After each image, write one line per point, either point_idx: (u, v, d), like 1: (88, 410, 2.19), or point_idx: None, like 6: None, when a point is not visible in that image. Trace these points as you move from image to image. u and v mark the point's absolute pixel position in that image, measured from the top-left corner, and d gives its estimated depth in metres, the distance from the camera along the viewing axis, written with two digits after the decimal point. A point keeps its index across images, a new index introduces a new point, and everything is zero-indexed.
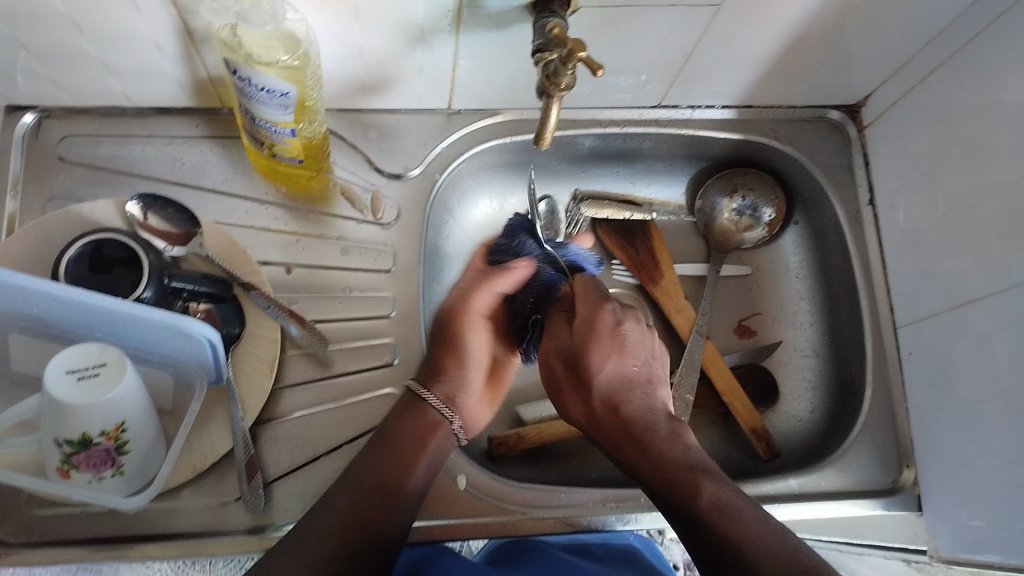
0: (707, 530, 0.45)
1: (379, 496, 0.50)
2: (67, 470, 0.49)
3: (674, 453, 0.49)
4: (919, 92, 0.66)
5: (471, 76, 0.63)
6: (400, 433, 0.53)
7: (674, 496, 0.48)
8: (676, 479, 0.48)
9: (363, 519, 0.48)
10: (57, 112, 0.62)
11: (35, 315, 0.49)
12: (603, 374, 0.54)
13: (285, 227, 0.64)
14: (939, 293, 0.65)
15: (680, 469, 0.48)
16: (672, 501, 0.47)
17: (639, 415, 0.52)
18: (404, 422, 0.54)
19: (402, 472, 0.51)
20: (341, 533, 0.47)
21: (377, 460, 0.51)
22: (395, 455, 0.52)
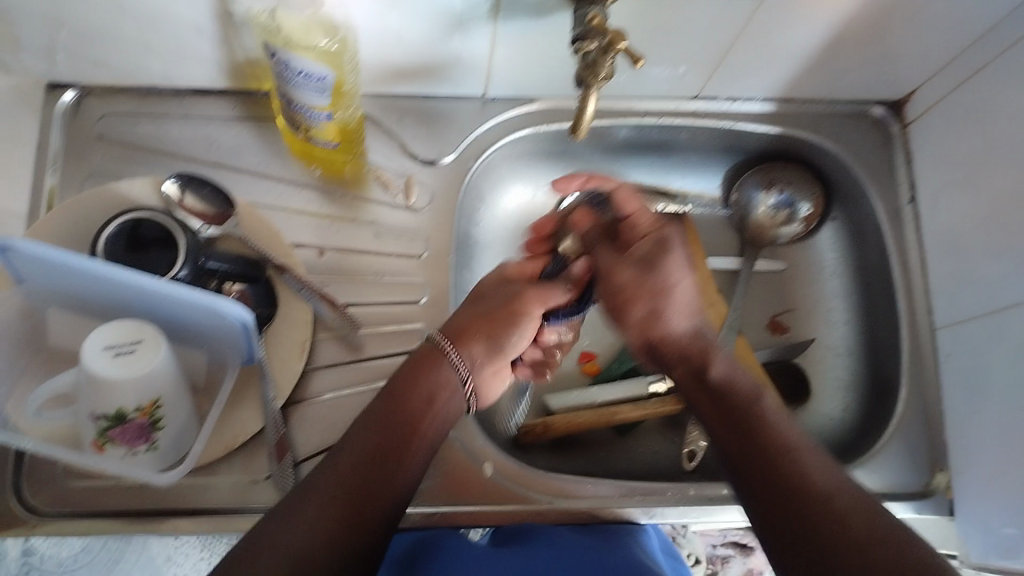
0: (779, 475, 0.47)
1: (382, 461, 0.48)
2: (102, 444, 0.50)
3: (742, 376, 0.54)
4: (965, 90, 0.64)
5: (508, 64, 0.62)
6: (407, 386, 0.53)
7: (756, 442, 0.49)
8: (740, 387, 0.53)
9: (364, 483, 0.47)
10: (96, 90, 0.63)
11: (75, 290, 0.50)
12: (674, 308, 0.55)
13: (319, 210, 0.64)
14: (981, 296, 0.63)
15: (760, 423, 0.50)
16: (734, 397, 0.52)
17: (684, 327, 0.55)
18: (416, 374, 0.54)
19: (403, 430, 0.51)
20: (337, 500, 0.46)
21: (382, 420, 0.51)
22: (404, 407, 0.51)
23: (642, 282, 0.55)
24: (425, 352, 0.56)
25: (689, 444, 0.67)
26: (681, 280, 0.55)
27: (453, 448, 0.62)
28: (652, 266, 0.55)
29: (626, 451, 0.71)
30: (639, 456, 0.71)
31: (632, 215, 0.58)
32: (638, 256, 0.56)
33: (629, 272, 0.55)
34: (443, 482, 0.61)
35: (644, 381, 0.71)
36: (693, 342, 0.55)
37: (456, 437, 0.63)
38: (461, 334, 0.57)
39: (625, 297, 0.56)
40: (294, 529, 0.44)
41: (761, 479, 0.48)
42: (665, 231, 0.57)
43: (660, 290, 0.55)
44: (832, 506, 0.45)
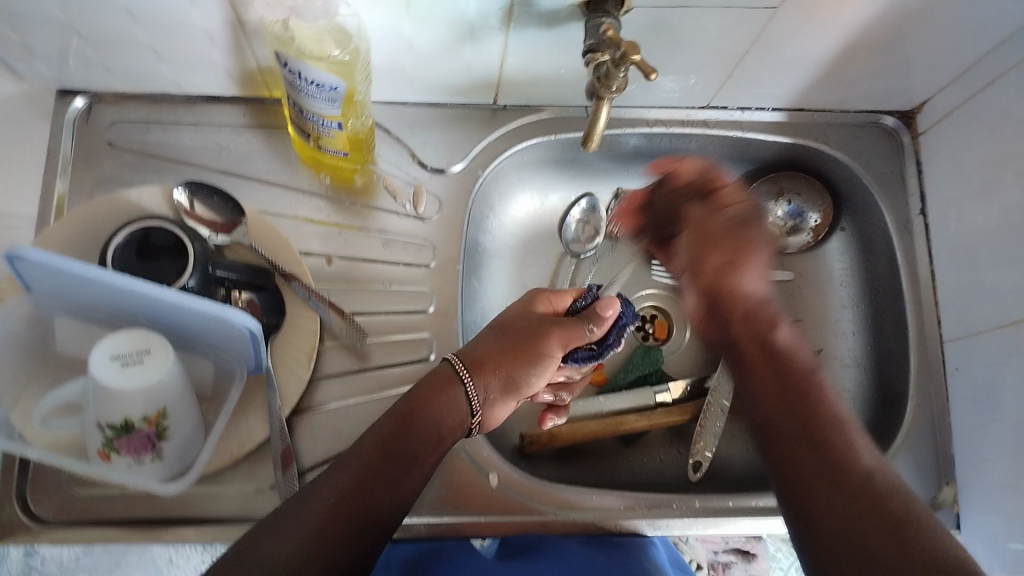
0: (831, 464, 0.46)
1: (386, 469, 0.47)
2: (109, 453, 0.49)
3: (806, 351, 0.56)
4: (978, 102, 0.64)
5: (519, 73, 0.62)
6: (419, 402, 0.51)
7: (810, 419, 0.49)
8: (795, 366, 0.53)
9: (368, 492, 0.46)
10: (107, 97, 0.63)
11: (82, 299, 0.50)
12: (752, 267, 0.60)
13: (327, 218, 0.64)
14: (991, 310, 0.63)
15: (826, 420, 0.49)
16: (789, 368, 0.53)
17: (758, 288, 0.59)
18: (426, 395, 0.52)
19: (416, 447, 0.49)
20: (343, 509, 0.44)
21: (393, 435, 0.49)
22: (415, 425, 0.50)
23: (756, 234, 0.62)
24: (450, 373, 0.54)
25: (695, 455, 0.67)
26: (758, 256, 0.61)
27: (457, 458, 0.62)
28: (749, 246, 0.61)
29: (631, 462, 0.70)
30: (645, 467, 0.70)
31: (747, 213, 0.63)
32: (735, 217, 0.62)
33: (717, 256, 0.61)
34: (448, 492, 0.61)
35: (650, 391, 0.71)
36: (761, 308, 0.58)
37: (461, 447, 0.62)
38: (481, 366, 0.55)
39: (710, 241, 0.62)
40: (291, 538, 0.42)
41: (814, 441, 0.48)
42: (755, 216, 0.63)
43: (743, 257, 0.60)
44: (868, 477, 0.45)
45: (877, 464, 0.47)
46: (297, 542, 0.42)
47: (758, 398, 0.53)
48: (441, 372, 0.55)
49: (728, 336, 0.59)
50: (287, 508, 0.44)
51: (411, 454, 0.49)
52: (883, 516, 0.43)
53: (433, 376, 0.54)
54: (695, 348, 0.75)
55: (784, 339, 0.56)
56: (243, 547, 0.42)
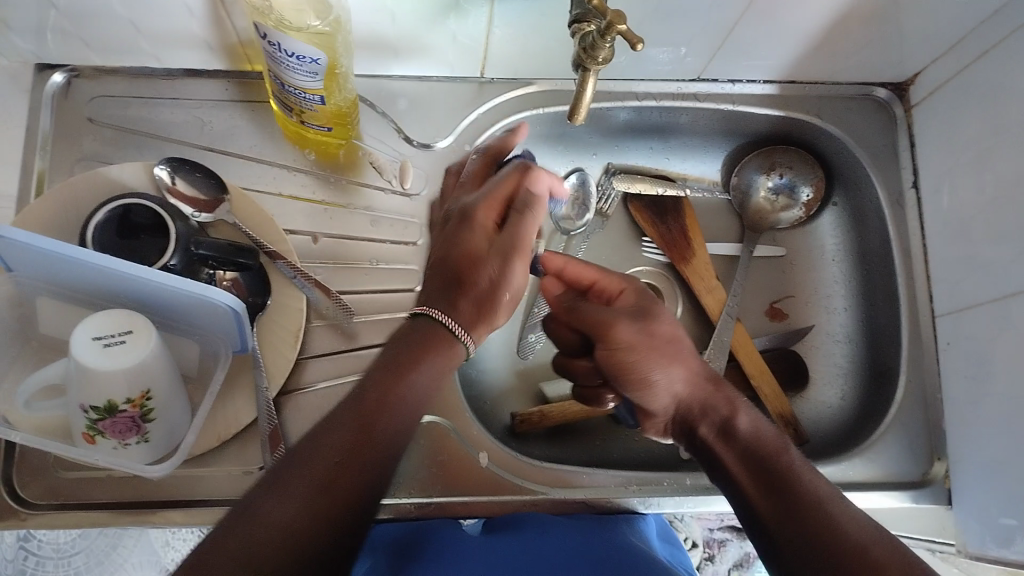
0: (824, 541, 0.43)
1: (366, 446, 0.43)
2: (93, 435, 0.48)
3: (768, 425, 0.52)
4: (972, 72, 0.63)
5: (505, 45, 0.61)
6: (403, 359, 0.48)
7: (789, 493, 0.46)
8: (766, 441, 0.50)
9: (348, 466, 0.42)
10: (86, 72, 0.61)
11: (62, 278, 0.49)
12: (668, 366, 0.53)
13: (312, 195, 0.63)
14: (982, 283, 0.62)
15: (800, 482, 0.47)
16: (757, 452, 0.49)
17: (670, 377, 0.53)
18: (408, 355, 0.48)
19: (390, 425, 0.44)
20: (327, 505, 0.40)
21: (365, 421, 0.43)
22: (387, 409, 0.45)
23: (664, 312, 0.56)
24: (426, 326, 0.49)
25: None
26: (669, 346, 0.54)
27: (447, 438, 0.61)
28: (669, 344, 0.54)
29: (621, 441, 0.70)
30: (636, 446, 0.70)
31: (647, 296, 0.57)
32: (629, 309, 0.56)
33: (628, 330, 0.54)
34: (437, 471, 0.60)
35: None
36: (714, 392, 0.53)
37: (452, 427, 0.62)
38: (458, 303, 0.51)
39: (625, 348, 0.53)
40: (275, 507, 0.39)
41: (796, 506, 0.45)
42: (636, 286, 0.58)
43: (675, 354, 0.54)
44: (858, 536, 0.43)
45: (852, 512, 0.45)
46: (274, 530, 0.38)
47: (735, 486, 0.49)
48: (395, 352, 0.48)
49: (693, 439, 0.54)
50: (260, 491, 0.40)
51: (388, 426, 0.44)
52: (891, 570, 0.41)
53: (407, 336, 0.49)
54: (686, 324, 0.74)
55: (742, 421, 0.52)
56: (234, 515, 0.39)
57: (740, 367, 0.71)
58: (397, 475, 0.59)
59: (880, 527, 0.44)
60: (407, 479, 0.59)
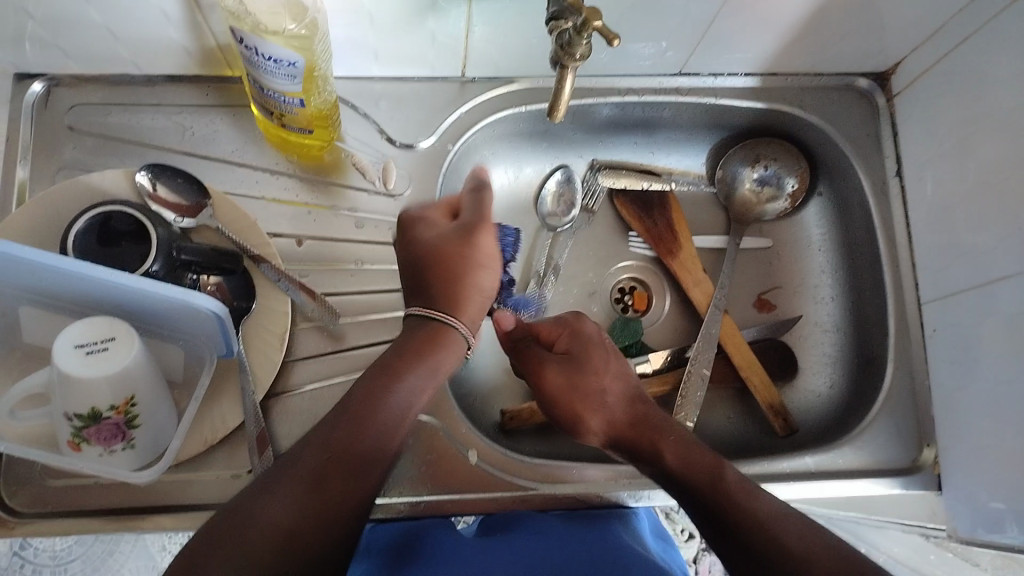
0: (767, 564, 0.44)
1: (356, 445, 0.45)
2: (78, 443, 0.48)
3: (695, 448, 0.53)
4: (952, 60, 0.63)
5: (484, 43, 0.61)
6: (408, 360, 0.50)
7: (729, 524, 0.47)
8: (696, 470, 0.51)
9: (340, 466, 0.43)
10: (66, 80, 0.61)
11: (43, 287, 0.49)
12: (595, 409, 0.58)
13: (296, 197, 0.63)
14: (966, 270, 0.62)
15: (738, 508, 0.47)
16: (692, 487, 0.50)
17: (601, 417, 0.58)
18: (414, 349, 0.51)
19: (379, 426, 0.46)
20: (315, 513, 0.41)
21: (355, 419, 0.45)
22: (370, 418, 0.46)
23: (596, 356, 0.60)
24: (435, 326, 0.53)
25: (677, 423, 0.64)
26: (593, 379, 0.59)
27: (437, 437, 0.61)
28: (594, 384, 0.59)
29: None
30: None
31: (587, 335, 0.61)
32: (558, 363, 0.60)
33: (558, 378, 0.60)
34: (428, 470, 0.60)
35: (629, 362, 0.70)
36: (643, 429, 0.56)
37: (441, 426, 0.62)
38: (458, 302, 0.55)
39: (562, 398, 0.59)
40: (271, 505, 0.40)
41: (741, 528, 0.46)
42: (574, 324, 0.62)
43: (603, 388, 0.59)
44: (801, 544, 0.44)
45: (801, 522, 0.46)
46: (265, 531, 0.39)
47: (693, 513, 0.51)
48: (381, 362, 0.50)
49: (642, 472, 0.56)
50: (254, 493, 0.41)
51: (374, 431, 0.46)
52: (831, 574, 0.41)
53: (412, 340, 0.52)
54: (674, 319, 0.75)
55: (671, 457, 0.53)
56: (228, 516, 0.40)
57: (728, 359, 0.71)
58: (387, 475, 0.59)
59: (827, 534, 0.45)
60: (396, 479, 0.59)
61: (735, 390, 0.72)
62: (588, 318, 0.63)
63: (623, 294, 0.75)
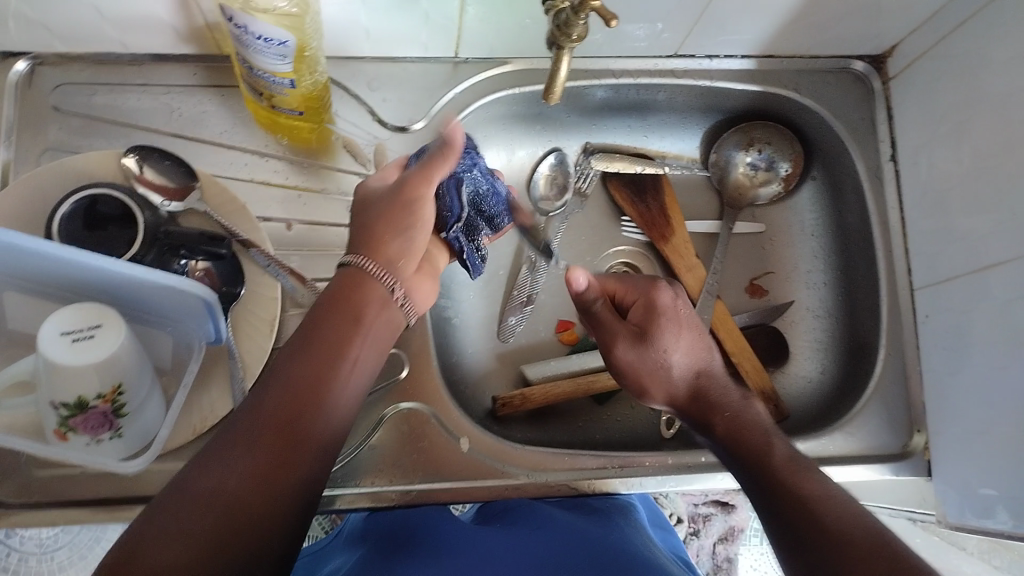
0: (806, 531, 0.44)
1: (303, 404, 0.42)
2: (65, 432, 0.47)
3: (751, 419, 0.53)
4: (950, 43, 0.62)
5: (479, 23, 0.60)
6: (331, 318, 0.46)
7: (776, 489, 0.47)
8: (750, 440, 0.51)
9: (285, 425, 0.41)
10: (50, 59, 0.60)
11: (26, 273, 0.48)
12: (658, 386, 0.56)
13: (285, 180, 0.62)
14: (960, 256, 0.62)
15: (786, 479, 0.48)
16: (742, 455, 0.51)
17: (665, 393, 0.56)
18: (337, 307, 0.47)
19: (332, 390, 0.44)
20: (264, 472, 0.39)
21: (302, 382, 0.43)
22: (301, 387, 0.42)
23: (668, 330, 0.56)
24: (353, 271, 0.48)
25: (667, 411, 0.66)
26: (660, 349, 0.55)
27: (428, 426, 0.61)
28: (661, 361, 0.55)
29: (603, 421, 0.70)
30: (617, 426, 0.70)
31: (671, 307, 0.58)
32: (630, 334, 0.56)
33: (629, 352, 0.56)
34: (419, 458, 0.59)
35: None
36: (702, 405, 0.55)
37: (431, 414, 0.61)
38: (376, 247, 0.49)
39: (625, 372, 0.57)
40: (212, 478, 0.38)
41: (788, 497, 0.46)
42: (658, 292, 0.58)
43: (668, 365, 0.55)
44: (840, 525, 0.43)
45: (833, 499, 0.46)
46: (209, 503, 0.36)
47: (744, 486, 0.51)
48: (310, 321, 0.46)
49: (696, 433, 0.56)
50: (194, 464, 0.38)
51: (308, 401, 0.42)
52: (860, 552, 0.41)
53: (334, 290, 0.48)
54: None
55: (722, 428, 0.53)
56: (171, 490, 0.37)
57: (720, 344, 0.70)
58: (380, 464, 0.59)
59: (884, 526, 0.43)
60: (386, 467, 0.59)
61: None
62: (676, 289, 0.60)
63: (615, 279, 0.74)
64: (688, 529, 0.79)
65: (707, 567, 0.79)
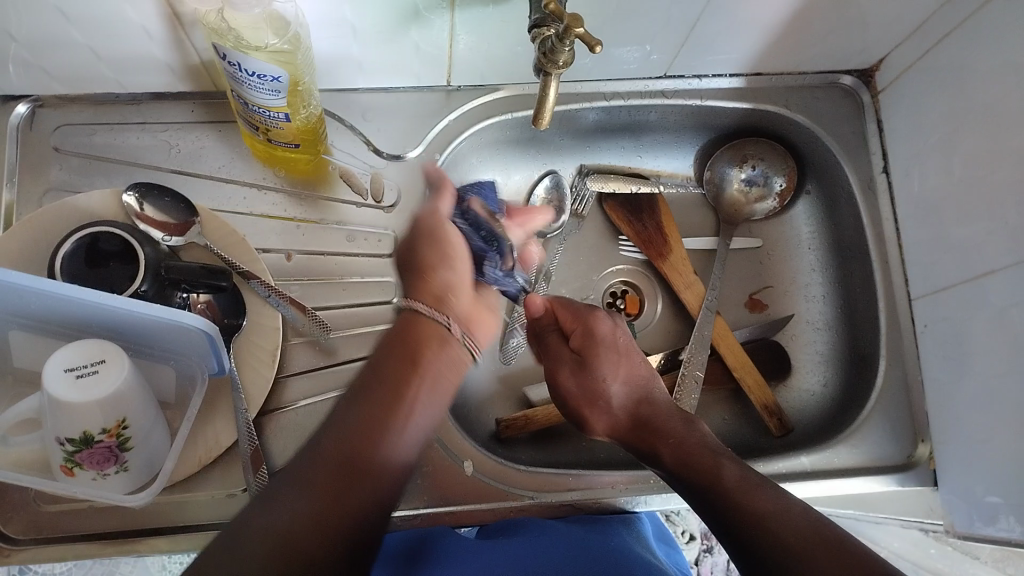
0: (764, 548, 0.44)
1: (363, 437, 0.42)
2: (71, 467, 0.48)
3: (693, 440, 0.53)
4: (936, 55, 0.63)
5: (469, 51, 0.61)
6: (394, 355, 0.46)
7: (725, 503, 0.48)
8: (695, 459, 0.52)
9: (344, 460, 0.41)
10: (51, 101, 0.61)
11: (32, 312, 0.48)
12: (600, 412, 0.58)
13: (285, 212, 0.63)
14: (955, 265, 0.63)
15: (736, 495, 0.48)
16: (689, 474, 0.51)
17: (609, 419, 0.57)
18: (401, 346, 0.46)
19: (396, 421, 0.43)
20: (319, 507, 0.39)
21: (361, 421, 0.43)
22: (372, 425, 0.42)
23: (605, 356, 0.59)
24: (417, 321, 0.48)
25: None
26: (599, 373, 0.58)
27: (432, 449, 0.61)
28: (598, 387, 0.58)
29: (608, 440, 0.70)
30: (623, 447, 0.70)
31: (600, 335, 0.60)
32: (570, 361, 0.60)
33: (570, 380, 0.59)
34: (425, 483, 0.60)
35: None
36: (644, 432, 0.56)
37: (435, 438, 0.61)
38: (436, 292, 0.49)
39: (570, 403, 0.60)
40: (276, 516, 0.39)
41: (740, 514, 0.46)
42: (590, 322, 0.60)
43: (607, 389, 0.58)
44: (791, 534, 0.44)
45: (799, 510, 0.46)
46: (268, 541, 0.37)
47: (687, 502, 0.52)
48: (377, 364, 0.46)
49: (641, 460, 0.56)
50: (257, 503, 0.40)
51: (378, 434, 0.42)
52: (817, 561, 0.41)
53: (400, 336, 0.47)
54: (666, 322, 0.74)
55: (664, 455, 0.53)
56: (234, 527, 0.39)
57: (721, 360, 0.71)
58: None
59: (834, 528, 0.44)
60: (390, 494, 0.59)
61: (730, 392, 0.72)
62: (606, 319, 0.60)
63: (615, 298, 0.75)
64: (701, 547, 0.78)
65: None
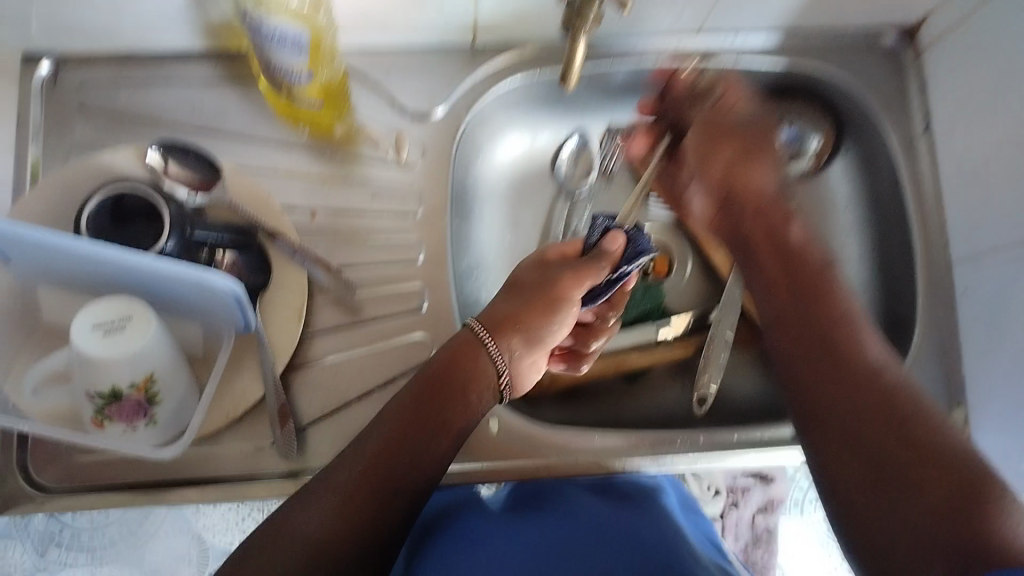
0: (848, 398, 0.49)
1: (409, 442, 0.47)
2: (101, 420, 0.49)
3: (811, 243, 0.60)
4: (983, 12, 0.60)
5: (494, 7, 0.60)
6: (440, 379, 0.50)
7: (835, 330, 0.53)
8: (814, 283, 0.56)
9: (385, 467, 0.46)
10: (73, 59, 0.61)
11: (61, 271, 0.49)
12: (757, 168, 0.64)
13: (309, 170, 0.62)
14: (998, 229, 0.61)
15: (846, 357, 0.51)
16: (810, 285, 0.56)
17: (758, 181, 0.64)
18: (450, 365, 0.51)
19: (441, 429, 0.49)
20: (345, 505, 0.44)
21: (401, 432, 0.47)
22: (432, 409, 0.49)
23: (747, 149, 0.64)
24: (465, 344, 0.53)
25: (701, 389, 0.66)
26: (762, 159, 0.64)
27: None
28: (751, 148, 0.64)
29: (635, 400, 0.70)
30: (650, 405, 0.69)
31: (757, 140, 0.64)
32: (739, 145, 0.64)
33: (727, 157, 0.64)
34: None
35: (653, 327, 0.70)
36: (774, 206, 0.62)
37: None
38: (504, 330, 0.54)
39: (715, 145, 0.65)
40: (308, 515, 0.44)
41: (856, 365, 0.50)
42: (763, 137, 0.65)
43: (745, 159, 0.64)
44: (890, 400, 0.48)
45: (925, 416, 0.47)
46: (294, 541, 0.43)
47: (775, 297, 0.57)
48: (427, 371, 0.51)
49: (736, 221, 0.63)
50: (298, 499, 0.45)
51: (436, 427, 0.49)
52: (912, 434, 0.46)
53: (448, 351, 0.52)
54: (695, 282, 0.74)
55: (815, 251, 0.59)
56: (273, 526, 0.44)
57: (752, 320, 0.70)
58: None
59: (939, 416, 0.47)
60: None
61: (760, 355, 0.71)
62: (766, 167, 0.64)
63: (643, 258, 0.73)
64: (727, 501, 0.76)
65: (746, 539, 0.76)
